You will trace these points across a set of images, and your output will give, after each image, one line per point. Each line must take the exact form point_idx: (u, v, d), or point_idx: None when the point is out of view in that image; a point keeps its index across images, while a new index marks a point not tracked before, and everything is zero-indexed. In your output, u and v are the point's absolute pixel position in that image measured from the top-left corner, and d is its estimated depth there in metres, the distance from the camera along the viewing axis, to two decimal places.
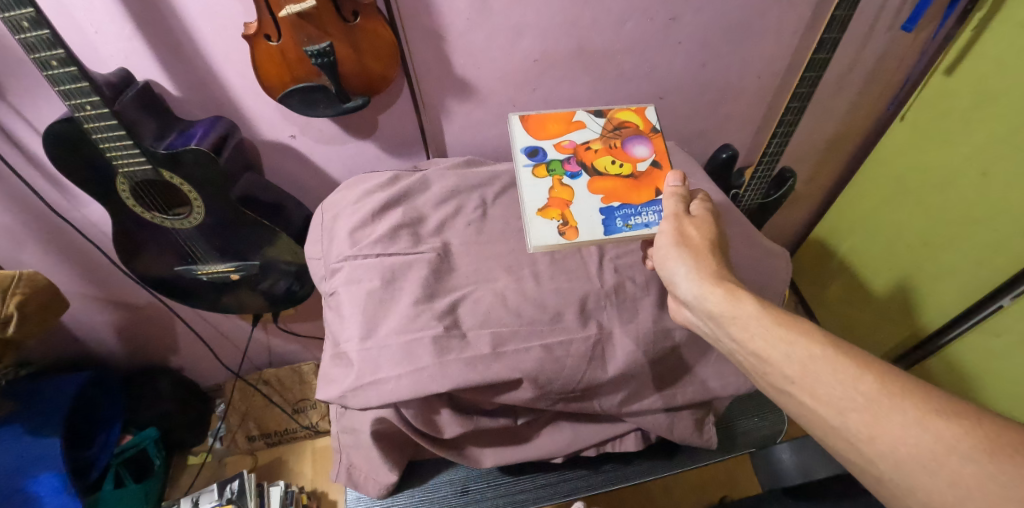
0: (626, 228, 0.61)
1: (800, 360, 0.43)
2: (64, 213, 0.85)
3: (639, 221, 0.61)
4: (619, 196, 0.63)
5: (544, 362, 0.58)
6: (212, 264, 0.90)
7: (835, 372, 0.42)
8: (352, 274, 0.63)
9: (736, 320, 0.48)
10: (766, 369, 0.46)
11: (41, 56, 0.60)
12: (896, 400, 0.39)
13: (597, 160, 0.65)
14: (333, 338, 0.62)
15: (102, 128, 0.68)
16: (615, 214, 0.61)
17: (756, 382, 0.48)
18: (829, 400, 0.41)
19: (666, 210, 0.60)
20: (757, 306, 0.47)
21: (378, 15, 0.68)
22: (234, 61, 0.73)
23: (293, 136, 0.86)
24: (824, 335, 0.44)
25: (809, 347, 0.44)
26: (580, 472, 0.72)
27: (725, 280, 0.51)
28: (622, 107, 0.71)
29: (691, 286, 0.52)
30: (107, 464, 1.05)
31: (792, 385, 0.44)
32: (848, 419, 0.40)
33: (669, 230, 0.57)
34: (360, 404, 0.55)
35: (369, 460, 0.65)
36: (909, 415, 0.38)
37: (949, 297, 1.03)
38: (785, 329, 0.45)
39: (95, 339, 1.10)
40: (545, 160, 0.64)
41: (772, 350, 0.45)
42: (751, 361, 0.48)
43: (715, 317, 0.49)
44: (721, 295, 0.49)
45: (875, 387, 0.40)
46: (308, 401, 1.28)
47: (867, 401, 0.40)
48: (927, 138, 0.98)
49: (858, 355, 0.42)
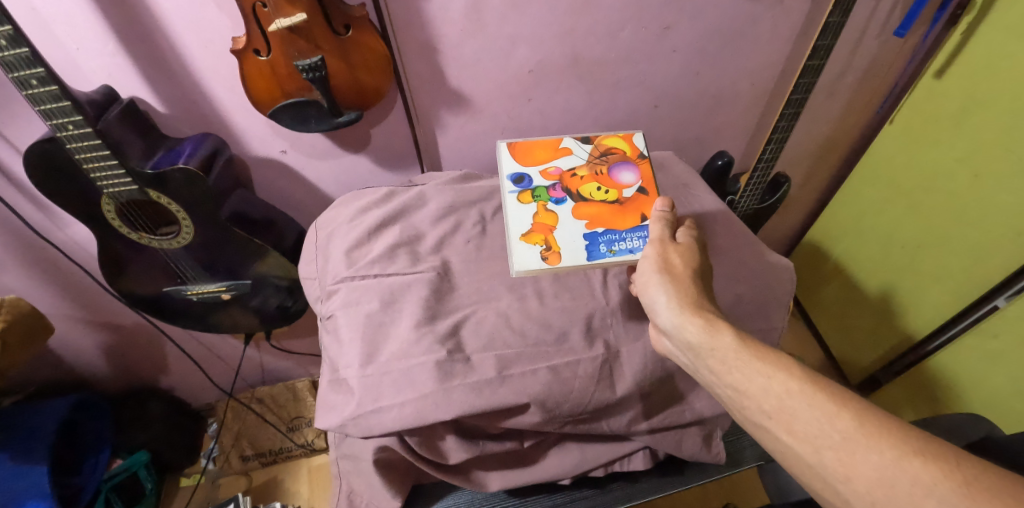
0: (609, 253, 0.60)
1: (778, 394, 0.42)
2: (47, 234, 0.82)
3: (623, 246, 0.60)
4: (603, 221, 0.62)
5: (552, 385, 0.57)
6: (203, 283, 0.88)
7: (812, 409, 0.40)
8: (350, 296, 0.62)
9: (714, 351, 0.47)
10: (744, 402, 0.44)
11: (20, 75, 0.57)
12: (873, 440, 0.37)
13: (582, 187, 0.65)
14: (331, 363, 0.60)
15: (86, 147, 0.66)
16: (598, 239, 0.61)
17: (732, 416, 0.47)
18: (805, 437, 0.40)
19: (652, 235, 0.59)
20: (734, 338, 0.46)
21: (370, 28, 0.66)
22: (223, 76, 0.71)
23: (284, 152, 0.84)
24: (803, 369, 0.43)
25: (787, 381, 0.42)
26: (588, 491, 0.71)
27: (704, 310, 0.50)
28: (609, 133, 0.70)
29: (670, 315, 0.50)
30: (96, 490, 1.01)
31: (770, 420, 0.42)
32: (825, 458, 0.39)
33: (653, 256, 0.56)
34: (361, 432, 0.54)
35: (371, 488, 0.62)
36: (885, 455, 0.36)
37: (941, 299, 1.04)
38: (763, 363, 0.44)
39: (82, 361, 1.07)
40: (530, 186, 0.64)
41: (750, 382, 0.44)
42: (728, 393, 0.46)
43: (694, 348, 0.48)
44: (699, 325, 0.48)
45: (853, 425, 0.38)
46: (304, 419, 1.25)
47: (843, 439, 0.38)
48: (917, 143, 0.99)
49: (836, 392, 0.41)
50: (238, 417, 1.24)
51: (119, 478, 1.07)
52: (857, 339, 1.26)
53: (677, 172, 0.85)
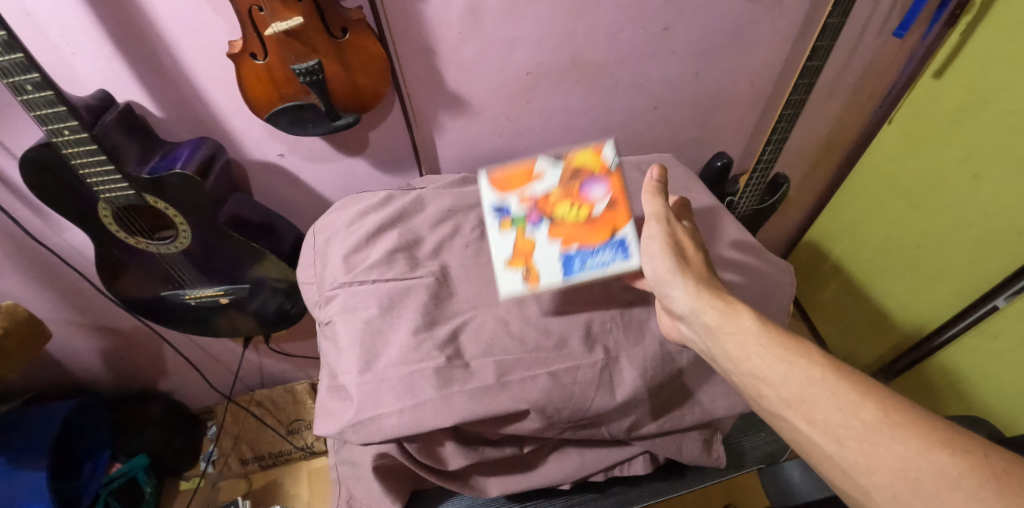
0: (585, 269, 0.59)
1: (799, 382, 0.42)
2: (44, 239, 0.82)
3: (596, 262, 0.59)
4: (576, 239, 0.61)
5: (551, 391, 0.56)
6: (201, 288, 0.87)
7: (836, 398, 0.40)
8: (348, 302, 0.62)
9: (735, 336, 0.47)
10: (762, 389, 0.44)
11: (15, 81, 0.57)
12: (898, 431, 0.37)
13: (555, 205, 0.63)
14: (330, 370, 0.60)
15: (82, 152, 0.65)
16: (573, 257, 0.60)
17: (749, 404, 0.47)
18: (826, 426, 0.40)
19: (650, 213, 0.57)
20: (756, 322, 0.46)
21: (367, 31, 0.66)
22: (219, 79, 0.71)
23: (281, 155, 0.83)
24: (825, 357, 0.43)
25: (808, 369, 0.42)
26: (589, 495, 0.71)
27: (721, 292, 0.50)
28: (577, 148, 0.68)
29: (687, 300, 0.50)
30: (96, 493, 1.00)
31: (788, 409, 0.42)
32: (847, 448, 0.39)
33: (660, 235, 0.55)
34: (360, 439, 0.53)
35: (370, 493, 0.62)
36: (911, 447, 0.36)
37: (941, 298, 1.03)
38: (784, 349, 0.44)
39: (81, 365, 1.06)
40: (508, 214, 0.63)
41: (770, 369, 0.44)
42: (747, 381, 0.46)
43: (713, 332, 0.48)
44: (719, 309, 0.48)
45: (877, 415, 0.39)
46: (303, 422, 1.25)
47: (867, 429, 0.38)
48: (918, 141, 0.98)
49: (860, 382, 0.41)
50: (237, 420, 1.23)
51: (119, 482, 1.05)
52: (856, 340, 1.26)
53: (676, 175, 0.85)
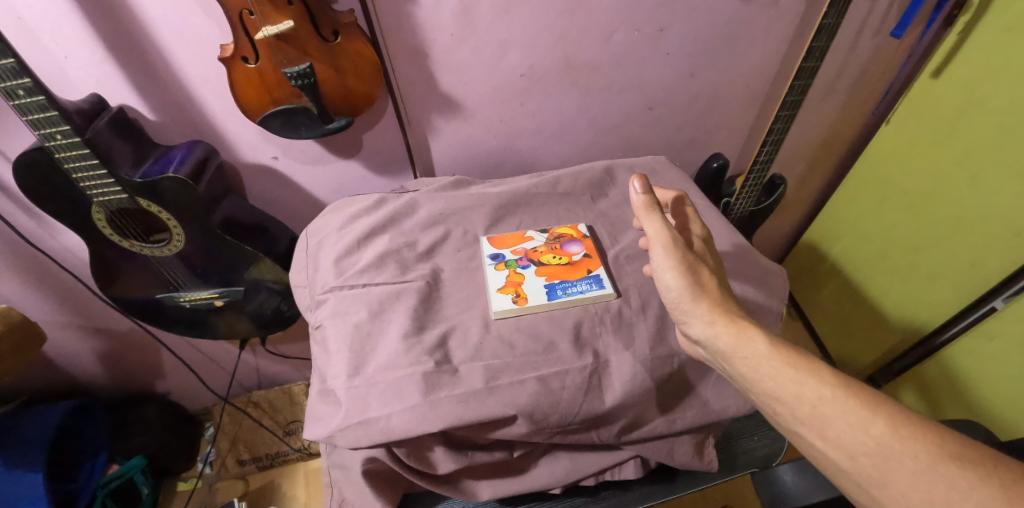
0: (564, 295, 0.64)
1: (810, 401, 0.44)
2: (39, 242, 0.82)
3: (575, 289, 0.64)
4: (558, 273, 0.67)
5: (540, 396, 0.56)
6: (196, 290, 0.87)
7: (846, 415, 0.42)
8: (339, 306, 0.62)
9: (747, 359, 0.48)
10: (778, 408, 0.46)
11: (7, 86, 0.57)
12: (908, 445, 0.39)
13: (540, 256, 0.69)
14: (319, 374, 0.60)
15: (74, 157, 0.65)
16: (555, 286, 0.65)
17: (767, 420, 0.49)
18: (839, 443, 0.42)
19: (652, 234, 0.56)
20: (767, 345, 0.48)
21: (358, 34, 0.66)
22: (212, 83, 0.71)
23: (275, 158, 0.83)
24: (834, 375, 0.44)
25: (819, 388, 0.44)
26: (580, 499, 0.71)
27: (733, 316, 0.51)
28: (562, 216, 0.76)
29: (702, 327, 0.52)
30: (94, 495, 0.99)
31: (803, 426, 0.44)
32: (859, 464, 0.41)
33: (673, 265, 0.54)
34: (349, 444, 0.53)
35: (360, 497, 0.61)
36: (921, 461, 0.38)
37: (940, 300, 1.03)
38: (795, 370, 0.46)
39: (78, 367, 1.07)
40: (499, 257, 0.68)
41: (783, 390, 0.45)
42: (763, 399, 0.48)
43: (727, 356, 0.50)
44: (732, 335, 0.50)
45: (887, 431, 0.40)
46: (299, 423, 1.25)
47: (877, 445, 0.40)
48: (915, 143, 0.98)
49: (869, 398, 0.42)
50: (234, 421, 1.24)
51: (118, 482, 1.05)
52: (854, 342, 1.26)
53: (670, 177, 0.84)
